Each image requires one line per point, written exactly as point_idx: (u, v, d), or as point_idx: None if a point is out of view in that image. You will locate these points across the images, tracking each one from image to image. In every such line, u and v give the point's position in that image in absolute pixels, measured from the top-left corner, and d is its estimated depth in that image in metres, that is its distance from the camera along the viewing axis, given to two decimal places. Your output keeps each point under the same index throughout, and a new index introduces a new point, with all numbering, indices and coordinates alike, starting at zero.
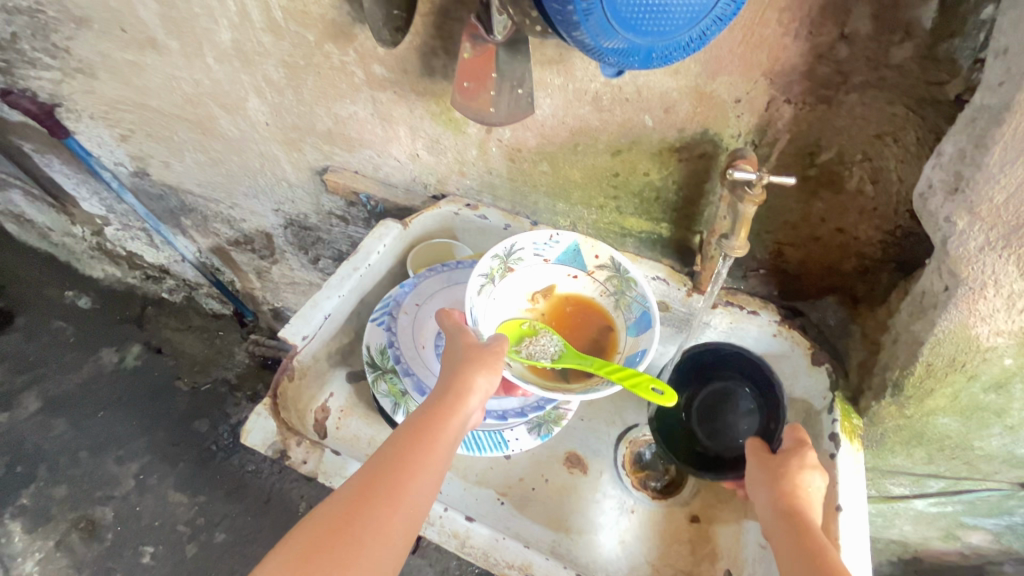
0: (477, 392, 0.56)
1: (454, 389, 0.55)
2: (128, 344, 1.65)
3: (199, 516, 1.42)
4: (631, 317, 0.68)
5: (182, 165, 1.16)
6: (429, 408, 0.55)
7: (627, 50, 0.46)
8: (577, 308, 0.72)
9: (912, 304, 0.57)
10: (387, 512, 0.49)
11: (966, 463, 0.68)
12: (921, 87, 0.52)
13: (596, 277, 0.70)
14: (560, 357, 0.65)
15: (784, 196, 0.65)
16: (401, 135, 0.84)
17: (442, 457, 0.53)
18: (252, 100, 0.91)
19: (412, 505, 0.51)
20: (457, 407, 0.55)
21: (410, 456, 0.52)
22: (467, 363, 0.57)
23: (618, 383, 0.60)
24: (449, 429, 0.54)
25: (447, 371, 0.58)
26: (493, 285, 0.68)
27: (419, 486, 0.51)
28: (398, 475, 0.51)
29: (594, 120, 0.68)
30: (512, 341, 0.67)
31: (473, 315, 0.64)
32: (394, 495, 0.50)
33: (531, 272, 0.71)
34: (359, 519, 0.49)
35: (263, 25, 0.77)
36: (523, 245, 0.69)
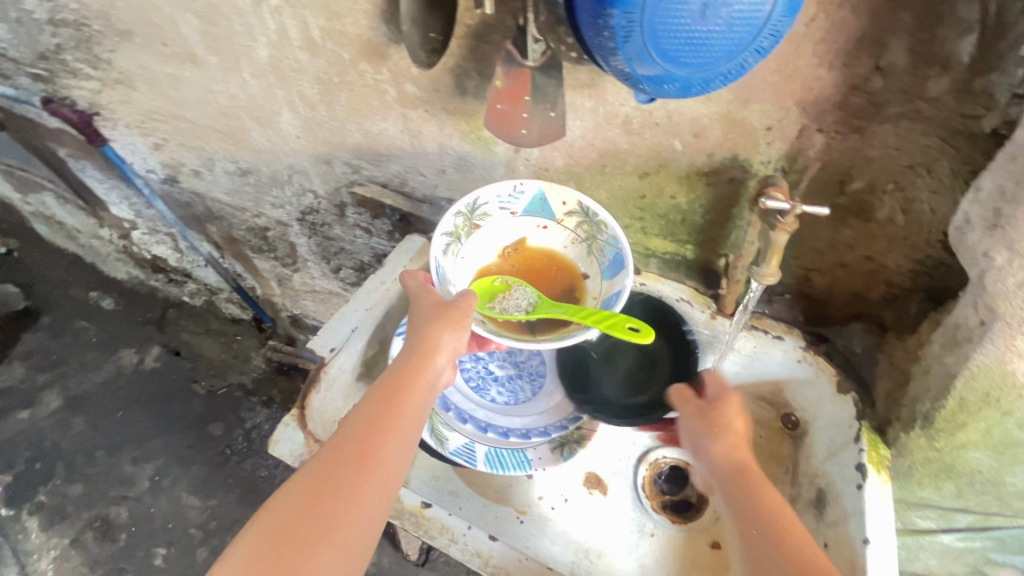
0: (443, 351, 0.58)
1: (419, 351, 0.57)
2: (148, 346, 1.67)
3: (211, 520, 1.43)
4: (605, 261, 0.68)
5: (212, 174, 1.19)
6: (399, 372, 0.56)
7: (666, 79, 0.47)
8: (546, 256, 0.72)
9: (945, 336, 0.57)
10: (361, 475, 0.50)
11: (996, 498, 0.67)
12: (955, 121, 0.52)
13: (566, 225, 0.70)
14: (534, 309, 0.65)
15: (813, 223, 0.65)
16: (430, 152, 0.86)
17: (413, 417, 0.54)
18: (285, 114, 0.93)
19: (386, 466, 0.51)
20: (426, 368, 0.56)
21: (383, 420, 0.53)
22: (432, 325, 0.59)
23: (594, 326, 0.61)
24: (419, 390, 0.56)
25: (412, 336, 0.59)
26: (460, 244, 0.68)
27: (391, 447, 0.52)
28: (369, 438, 0.52)
29: (623, 143, 0.69)
30: (484, 299, 0.67)
31: (440, 274, 0.65)
32: (366, 458, 0.51)
33: (499, 226, 0.70)
34: (335, 486, 0.49)
35: (301, 43, 0.80)
36: (487, 200, 0.68)
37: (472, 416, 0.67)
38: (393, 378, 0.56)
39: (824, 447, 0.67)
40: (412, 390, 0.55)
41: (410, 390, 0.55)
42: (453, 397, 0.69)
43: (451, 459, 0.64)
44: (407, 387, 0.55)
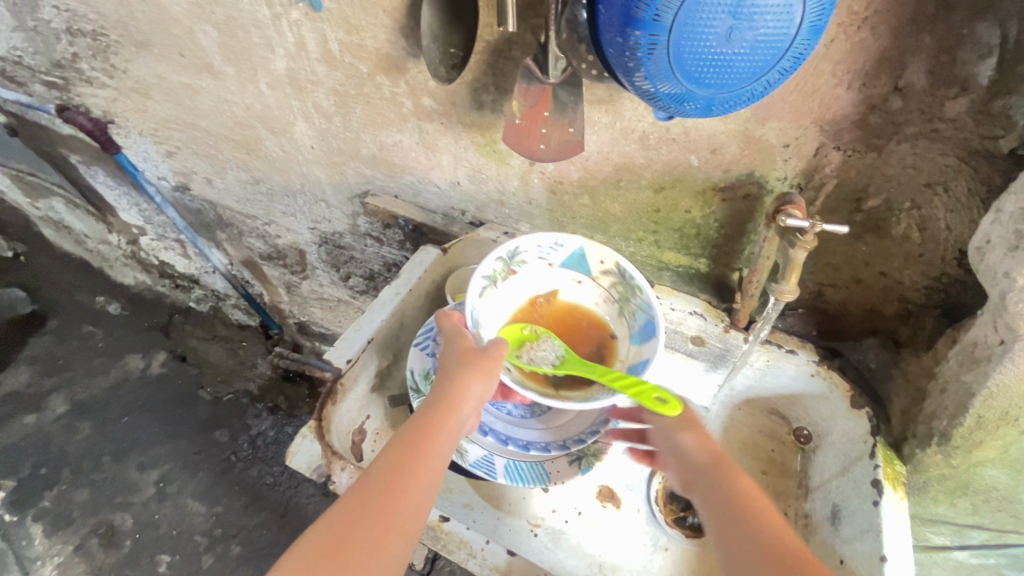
0: (471, 397, 0.58)
1: (449, 397, 0.57)
2: (154, 351, 1.68)
3: (216, 527, 1.43)
4: (636, 325, 0.68)
5: (224, 182, 1.20)
6: (427, 417, 0.56)
7: (688, 98, 0.47)
8: (577, 313, 0.72)
9: (962, 354, 0.57)
10: (384, 523, 0.49)
11: (1012, 516, 0.67)
12: (974, 141, 0.52)
13: (600, 283, 0.71)
14: (562, 363, 0.65)
15: (828, 239, 0.65)
16: (444, 164, 0.86)
17: (437, 463, 0.54)
18: (300, 124, 0.94)
19: (409, 514, 0.51)
20: (455, 415, 0.57)
21: (409, 466, 0.52)
22: (462, 371, 0.59)
23: (621, 392, 0.59)
24: (446, 436, 0.56)
25: (441, 382, 0.59)
26: (495, 287, 0.68)
27: (415, 495, 0.52)
28: (395, 485, 0.51)
29: (639, 158, 0.69)
30: (512, 346, 0.67)
31: (473, 317, 0.65)
32: (392, 506, 0.50)
33: (536, 275, 0.71)
34: (359, 535, 0.48)
35: (318, 55, 0.81)
36: (527, 248, 0.69)
37: (490, 429, 0.67)
38: (421, 424, 0.56)
39: (841, 462, 0.67)
40: (439, 437, 0.55)
41: (437, 437, 0.55)
42: None
43: (470, 470, 0.64)
44: (435, 433, 0.55)
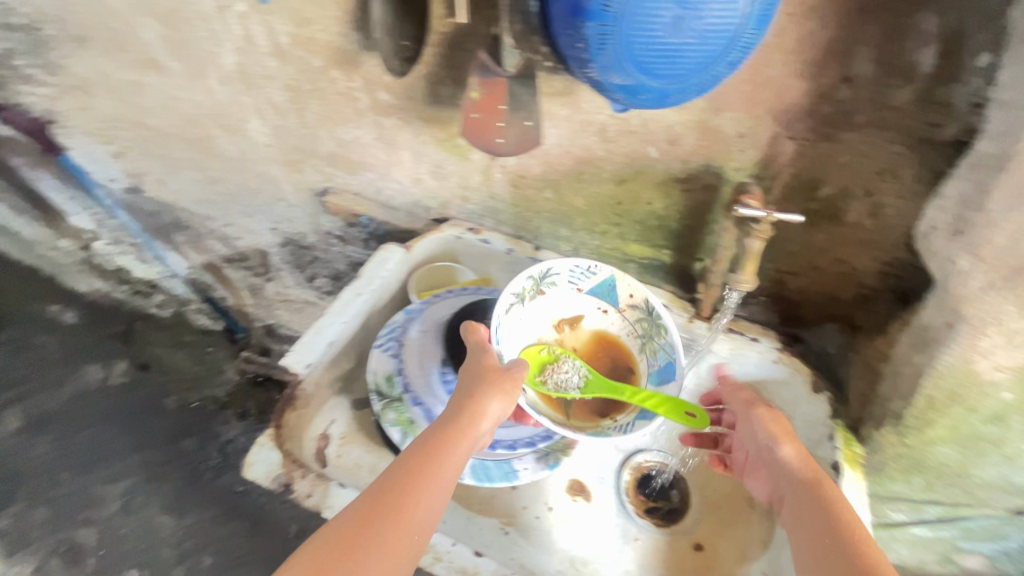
0: (488, 412, 0.56)
1: (467, 412, 0.55)
2: (114, 361, 1.60)
3: (186, 539, 1.34)
4: (655, 364, 0.69)
5: (178, 183, 1.15)
6: (442, 428, 0.55)
7: (640, 89, 0.47)
8: (600, 342, 0.72)
9: (913, 337, 0.59)
10: (389, 531, 0.47)
11: (964, 490, 0.69)
12: (920, 129, 0.53)
13: (625, 315, 0.71)
14: (587, 387, 0.67)
15: (784, 228, 0.66)
16: (404, 160, 0.84)
17: (450, 477, 0.52)
18: (254, 121, 0.91)
19: (417, 525, 0.48)
20: (472, 428, 0.55)
21: (420, 475, 0.50)
22: (482, 388, 0.58)
23: (653, 412, 0.63)
24: (461, 448, 0.53)
25: (460, 396, 0.57)
26: (523, 304, 0.69)
27: (423, 505, 0.49)
28: (404, 493, 0.49)
29: (599, 150, 0.69)
30: (535, 370, 0.68)
31: (499, 335, 0.65)
32: (400, 514, 0.48)
33: (562, 298, 0.72)
34: (363, 539, 0.46)
35: (269, 49, 0.78)
36: (560, 270, 0.70)
37: None
38: (436, 435, 0.54)
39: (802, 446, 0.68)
40: (454, 449, 0.53)
41: (453, 449, 0.53)
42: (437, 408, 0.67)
43: None
44: (450, 445, 0.53)
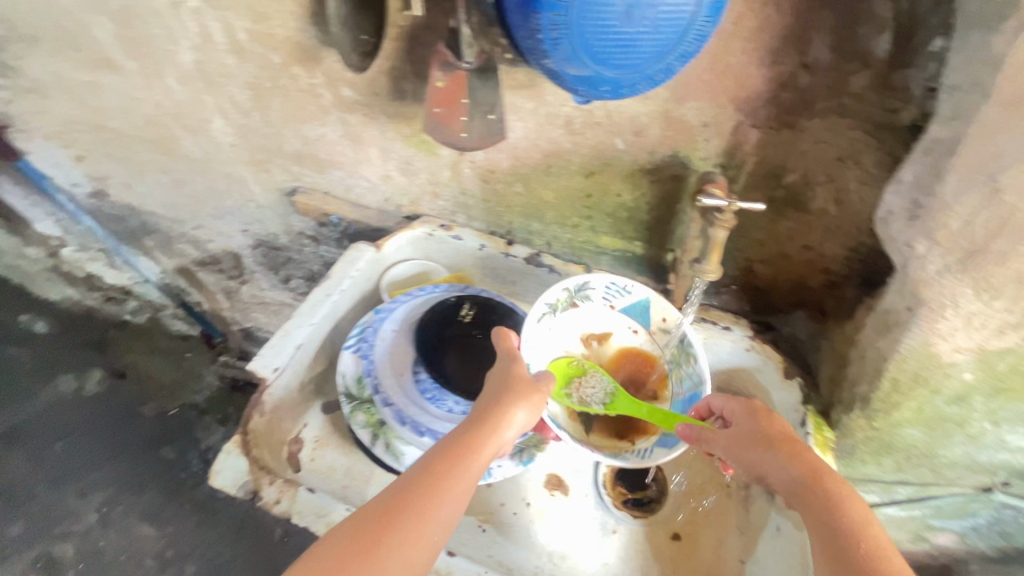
0: (516, 417, 0.55)
1: (494, 417, 0.54)
2: (89, 370, 1.54)
3: (168, 548, 1.29)
4: (681, 393, 0.68)
5: (144, 186, 1.12)
6: (468, 430, 0.53)
7: (596, 81, 0.47)
8: (628, 362, 0.72)
9: (877, 322, 0.59)
10: (411, 532, 0.46)
11: (932, 469, 0.70)
12: (877, 115, 0.54)
13: (655, 338, 0.71)
14: (613, 403, 0.67)
15: (751, 217, 0.67)
16: (372, 157, 0.83)
17: (474, 481, 0.51)
18: (216, 121, 0.89)
19: (439, 528, 0.47)
20: (500, 432, 0.54)
21: (443, 475, 0.49)
22: (509, 393, 0.56)
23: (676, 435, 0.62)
24: (487, 452, 0.52)
25: (488, 399, 0.56)
26: (555, 316, 0.70)
27: (446, 509, 0.48)
28: (428, 494, 0.48)
29: (566, 143, 0.68)
30: (562, 383, 0.69)
31: (526, 342, 0.66)
32: (424, 516, 0.47)
33: (593, 314, 0.72)
34: (384, 538, 0.45)
35: (226, 46, 0.76)
36: (595, 285, 0.70)
37: (428, 429, 0.66)
38: (463, 435, 0.53)
39: None
40: (480, 453, 0.52)
41: (478, 453, 0.52)
42: (409, 408, 0.67)
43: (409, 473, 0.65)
44: (476, 448, 0.52)
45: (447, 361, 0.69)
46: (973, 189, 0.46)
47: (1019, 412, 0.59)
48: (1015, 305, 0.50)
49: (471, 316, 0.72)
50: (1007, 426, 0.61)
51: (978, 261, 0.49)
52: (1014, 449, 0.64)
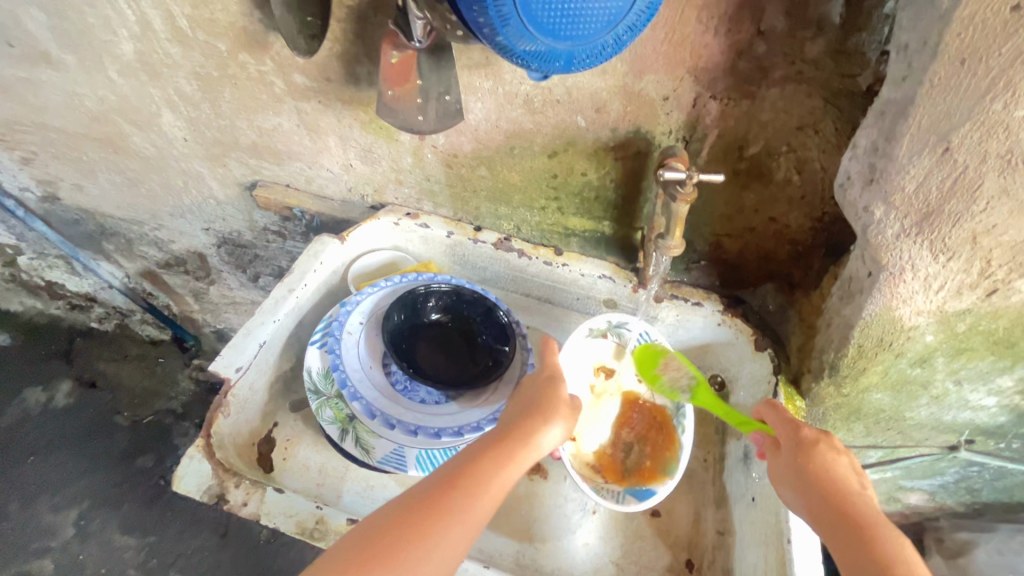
0: (552, 420, 0.57)
1: (530, 426, 0.55)
2: (57, 381, 1.46)
3: (151, 558, 1.24)
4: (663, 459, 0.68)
5: (96, 187, 1.07)
6: (507, 435, 0.54)
7: (548, 55, 0.45)
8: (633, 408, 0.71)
9: (841, 289, 0.60)
10: (447, 526, 0.46)
11: (900, 432, 0.72)
12: (835, 81, 0.54)
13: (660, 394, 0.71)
14: (695, 392, 0.67)
15: (716, 190, 0.66)
16: (331, 146, 0.80)
17: (510, 481, 0.51)
18: (166, 115, 0.85)
19: (474, 525, 0.48)
20: (536, 434, 0.55)
21: (483, 476, 0.50)
22: (549, 406, 0.58)
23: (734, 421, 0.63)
24: (523, 454, 0.53)
25: (527, 410, 0.58)
26: (589, 339, 0.72)
27: (482, 503, 0.49)
28: (464, 488, 0.49)
29: (528, 123, 0.67)
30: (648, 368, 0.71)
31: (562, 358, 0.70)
32: (462, 510, 0.48)
33: (614, 352, 0.73)
34: (419, 531, 0.46)
35: (168, 34, 0.72)
36: (635, 327, 0.72)
37: (399, 421, 0.64)
38: (499, 436, 0.54)
39: (748, 404, 0.69)
40: (517, 452, 0.53)
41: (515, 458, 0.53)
42: (378, 402, 0.65)
43: (380, 467, 0.63)
44: (513, 447, 0.53)
45: (419, 354, 0.71)
46: (925, 150, 0.47)
47: (979, 370, 0.60)
48: (970, 265, 0.50)
49: (444, 316, 0.74)
50: (969, 385, 0.62)
51: (934, 222, 0.49)
52: (976, 407, 0.66)
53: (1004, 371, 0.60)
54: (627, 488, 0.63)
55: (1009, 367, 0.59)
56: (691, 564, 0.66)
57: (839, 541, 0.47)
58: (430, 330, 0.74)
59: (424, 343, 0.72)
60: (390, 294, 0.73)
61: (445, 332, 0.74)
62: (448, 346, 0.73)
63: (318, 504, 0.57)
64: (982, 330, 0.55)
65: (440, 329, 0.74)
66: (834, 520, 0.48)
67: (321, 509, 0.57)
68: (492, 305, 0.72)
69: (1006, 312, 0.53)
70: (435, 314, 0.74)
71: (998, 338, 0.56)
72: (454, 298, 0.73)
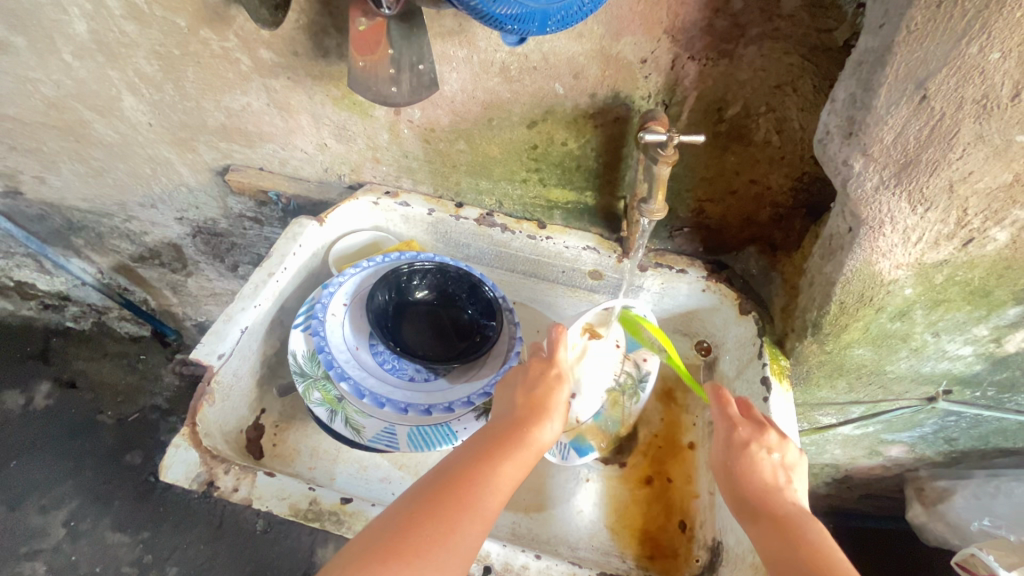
0: (556, 410, 0.58)
1: (533, 416, 0.56)
2: (35, 383, 1.42)
3: (146, 554, 1.21)
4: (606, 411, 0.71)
5: (60, 179, 1.02)
6: (511, 426, 0.55)
7: (523, 16, 0.45)
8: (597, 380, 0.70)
9: (823, 248, 0.61)
10: (470, 519, 0.46)
11: (881, 385, 0.74)
12: (812, 36, 0.54)
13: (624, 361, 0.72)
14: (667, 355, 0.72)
15: (697, 154, 0.66)
16: (304, 125, 0.78)
17: (523, 471, 0.52)
18: (127, 98, 0.81)
19: (489, 512, 0.48)
20: (537, 424, 0.55)
21: (493, 466, 0.50)
22: (550, 397, 0.58)
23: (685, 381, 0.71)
24: (529, 443, 0.54)
25: (528, 399, 0.58)
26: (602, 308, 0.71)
27: (500, 494, 0.49)
28: (484, 480, 0.49)
29: (505, 92, 0.65)
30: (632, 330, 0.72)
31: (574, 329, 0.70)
32: (479, 499, 0.47)
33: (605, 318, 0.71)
34: (437, 522, 0.45)
35: (122, 11, 0.69)
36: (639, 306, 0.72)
37: (389, 400, 0.64)
38: (509, 427, 0.54)
39: (734, 367, 0.70)
40: (527, 444, 0.53)
41: (520, 448, 0.53)
42: (367, 382, 0.65)
43: (371, 446, 0.63)
44: (523, 438, 0.54)
45: (406, 333, 0.71)
46: (902, 100, 0.47)
47: (956, 321, 0.61)
48: (947, 215, 0.51)
49: (430, 294, 0.74)
50: (946, 336, 0.64)
51: (912, 172, 0.49)
52: (953, 357, 0.68)
53: (979, 320, 0.61)
54: (571, 442, 0.69)
55: (985, 316, 0.60)
56: (684, 524, 0.67)
57: (767, 536, 0.48)
58: (412, 308, 0.73)
59: (405, 321, 0.72)
60: (376, 275, 0.72)
61: (428, 310, 0.73)
62: (431, 325, 0.72)
63: (310, 486, 0.57)
64: (958, 280, 0.57)
65: (424, 307, 0.73)
66: (758, 518, 0.50)
67: (313, 490, 0.56)
68: (477, 281, 0.71)
69: (982, 261, 0.54)
70: (418, 294, 0.73)
71: (974, 287, 0.57)
72: (439, 275, 0.72)
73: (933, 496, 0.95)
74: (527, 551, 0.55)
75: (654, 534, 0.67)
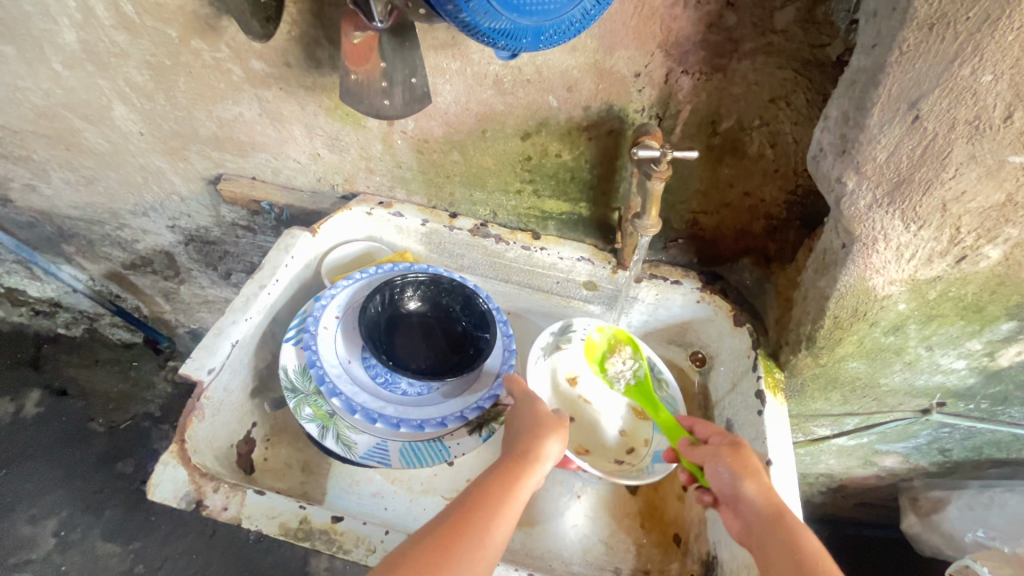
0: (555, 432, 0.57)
1: (531, 441, 0.56)
2: (25, 391, 1.40)
3: (137, 564, 1.19)
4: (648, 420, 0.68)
5: (51, 187, 1.01)
6: (511, 455, 0.55)
7: (514, 32, 0.45)
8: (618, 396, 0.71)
9: (817, 262, 0.61)
10: (468, 553, 0.47)
11: (875, 398, 0.74)
12: (805, 51, 0.54)
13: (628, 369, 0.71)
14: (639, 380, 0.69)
15: (691, 167, 0.66)
16: (296, 135, 0.77)
17: (525, 493, 0.52)
18: (117, 107, 0.80)
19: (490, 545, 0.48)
20: (537, 449, 0.55)
21: (491, 498, 0.51)
22: (545, 423, 0.57)
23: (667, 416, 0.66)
24: (529, 471, 0.53)
25: (526, 425, 0.57)
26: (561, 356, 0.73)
27: (499, 526, 0.50)
28: (481, 514, 0.50)
29: (498, 105, 0.65)
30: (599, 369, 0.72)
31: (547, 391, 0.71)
32: (479, 532, 0.48)
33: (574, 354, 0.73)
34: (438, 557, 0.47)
35: (113, 21, 0.68)
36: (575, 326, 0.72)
37: (381, 415, 0.63)
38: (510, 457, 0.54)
39: (728, 380, 0.69)
40: (526, 471, 0.53)
41: (519, 475, 0.53)
42: (358, 397, 0.64)
43: (363, 462, 0.62)
44: (522, 465, 0.54)
45: (399, 346, 0.70)
46: (896, 119, 0.47)
47: (949, 335, 0.61)
48: (940, 233, 0.51)
49: (424, 305, 0.73)
50: (939, 350, 0.64)
51: (906, 191, 0.49)
52: (947, 371, 0.68)
53: (973, 335, 0.61)
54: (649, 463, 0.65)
55: (978, 331, 0.60)
56: (678, 538, 0.67)
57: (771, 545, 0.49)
58: (406, 321, 0.72)
59: (398, 334, 0.71)
60: (370, 284, 0.72)
61: (422, 322, 0.73)
62: (424, 337, 0.71)
63: (301, 504, 0.56)
64: (952, 296, 0.57)
65: (417, 317, 0.73)
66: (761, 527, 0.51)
67: (304, 508, 0.56)
68: (470, 292, 0.71)
69: (975, 277, 0.54)
70: (410, 305, 0.72)
71: (967, 302, 0.57)
72: (434, 286, 0.72)
73: (928, 506, 0.95)
74: (519, 569, 0.55)
75: (649, 548, 0.66)
